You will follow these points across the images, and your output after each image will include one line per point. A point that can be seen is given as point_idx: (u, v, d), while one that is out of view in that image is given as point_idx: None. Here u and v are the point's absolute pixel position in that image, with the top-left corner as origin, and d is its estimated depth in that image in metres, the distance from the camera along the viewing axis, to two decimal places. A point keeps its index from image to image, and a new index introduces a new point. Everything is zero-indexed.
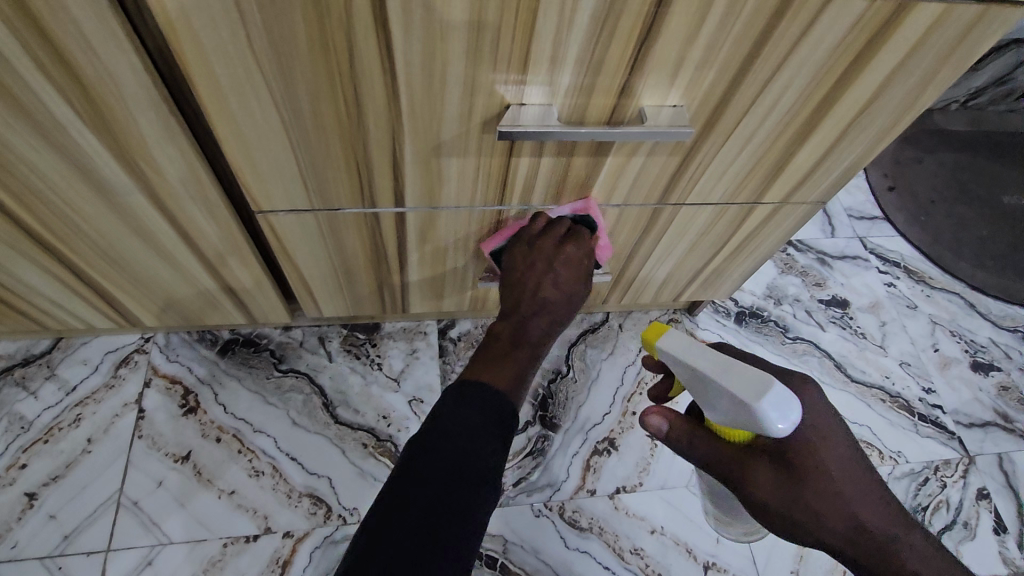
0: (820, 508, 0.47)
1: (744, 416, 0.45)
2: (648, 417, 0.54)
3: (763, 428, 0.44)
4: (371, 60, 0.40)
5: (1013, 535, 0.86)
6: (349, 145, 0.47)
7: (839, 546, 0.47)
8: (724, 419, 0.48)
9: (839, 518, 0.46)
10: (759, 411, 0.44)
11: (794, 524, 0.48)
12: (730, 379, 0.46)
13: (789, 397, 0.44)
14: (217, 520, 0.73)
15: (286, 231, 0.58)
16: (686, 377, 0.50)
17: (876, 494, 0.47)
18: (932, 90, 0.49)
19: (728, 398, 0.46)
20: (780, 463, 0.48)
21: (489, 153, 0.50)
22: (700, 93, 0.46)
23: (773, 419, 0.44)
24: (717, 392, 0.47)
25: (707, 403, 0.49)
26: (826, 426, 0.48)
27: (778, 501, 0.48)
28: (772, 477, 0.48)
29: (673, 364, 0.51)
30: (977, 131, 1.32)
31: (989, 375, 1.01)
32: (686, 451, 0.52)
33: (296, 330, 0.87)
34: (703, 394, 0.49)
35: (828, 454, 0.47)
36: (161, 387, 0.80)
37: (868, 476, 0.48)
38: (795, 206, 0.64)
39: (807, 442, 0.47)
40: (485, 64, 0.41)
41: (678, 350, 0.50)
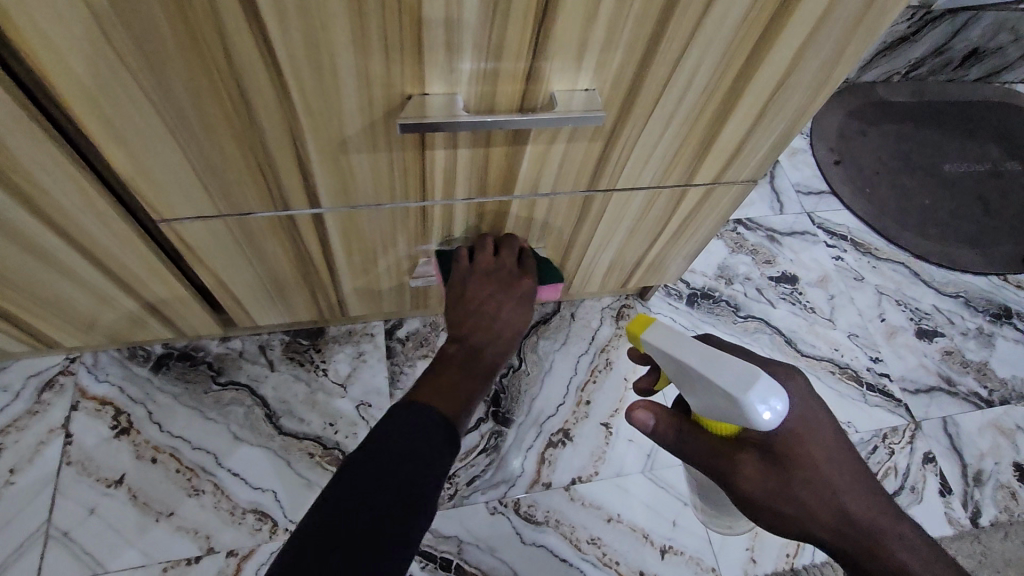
0: (810, 503, 0.47)
1: (732, 411, 0.47)
2: (635, 411, 0.52)
3: (752, 422, 0.46)
4: (250, 53, 0.37)
5: (957, 495, 0.88)
6: (246, 145, 0.44)
7: (826, 537, 0.48)
8: (710, 413, 0.49)
9: (828, 510, 0.47)
10: (748, 404, 0.45)
11: (781, 518, 0.48)
12: (719, 373, 0.46)
13: (775, 387, 0.46)
14: (155, 545, 0.70)
15: (196, 240, 0.54)
16: (673, 371, 0.51)
17: (864, 487, 0.48)
18: (845, 63, 0.49)
19: (715, 392, 0.47)
20: (769, 454, 0.48)
21: (401, 147, 0.48)
22: (611, 75, 0.45)
23: (762, 412, 0.45)
24: (703, 386, 0.48)
25: (694, 398, 0.50)
26: (815, 415, 0.49)
27: (765, 494, 0.48)
28: (760, 470, 0.48)
29: (660, 357, 0.52)
30: (919, 101, 1.34)
31: (934, 341, 1.03)
32: (672, 444, 0.52)
33: (234, 340, 0.84)
34: (690, 388, 0.50)
35: (818, 446, 0.47)
36: (90, 409, 0.76)
37: (857, 468, 0.48)
38: (727, 185, 0.63)
39: (796, 433, 0.47)
40: (377, 52, 0.39)
41: (664, 343, 0.51)
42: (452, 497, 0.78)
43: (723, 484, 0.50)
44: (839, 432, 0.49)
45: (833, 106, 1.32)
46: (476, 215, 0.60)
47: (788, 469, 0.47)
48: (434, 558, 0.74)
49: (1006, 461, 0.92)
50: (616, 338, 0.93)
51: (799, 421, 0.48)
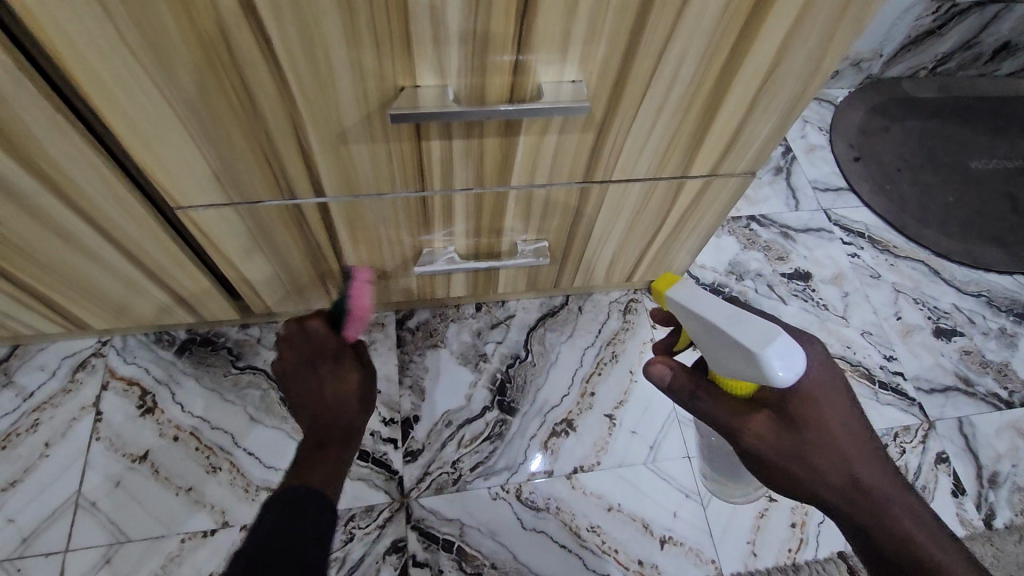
0: (820, 466, 0.48)
1: (750, 366, 0.47)
2: (653, 364, 0.55)
3: (768, 377, 0.46)
4: (250, 48, 0.40)
5: (971, 496, 0.86)
6: (251, 135, 0.47)
7: (832, 501, 0.50)
8: (732, 372, 0.50)
9: (841, 480, 0.48)
10: (764, 358, 0.45)
11: (788, 476, 0.50)
12: (738, 329, 0.47)
13: (794, 347, 0.46)
14: (174, 517, 0.74)
15: (213, 227, 0.58)
16: (699, 331, 0.52)
17: (875, 455, 0.49)
18: (832, 53, 0.49)
19: (734, 348, 0.48)
20: (783, 415, 0.49)
21: (398, 137, 0.50)
22: (596, 68, 0.47)
23: (780, 368, 0.45)
24: (723, 342, 0.49)
25: (717, 358, 0.51)
26: (832, 382, 0.49)
27: (776, 454, 0.50)
28: (773, 431, 0.49)
29: (685, 316, 0.53)
30: (946, 96, 1.31)
31: (952, 340, 1.01)
32: (683, 401, 0.54)
33: (253, 327, 0.88)
34: (712, 347, 0.51)
35: (835, 413, 0.48)
36: (118, 389, 0.81)
37: (869, 436, 0.50)
38: (725, 178, 0.64)
39: (813, 397, 0.48)
40: (368, 46, 0.41)
41: (690, 302, 0.52)
42: (456, 482, 0.80)
43: (732, 439, 0.52)
44: (855, 399, 0.50)
45: (853, 102, 1.30)
46: (475, 206, 0.62)
47: (801, 432, 0.48)
48: (437, 539, 0.76)
49: None
50: (623, 332, 0.94)
51: (816, 384, 0.48)
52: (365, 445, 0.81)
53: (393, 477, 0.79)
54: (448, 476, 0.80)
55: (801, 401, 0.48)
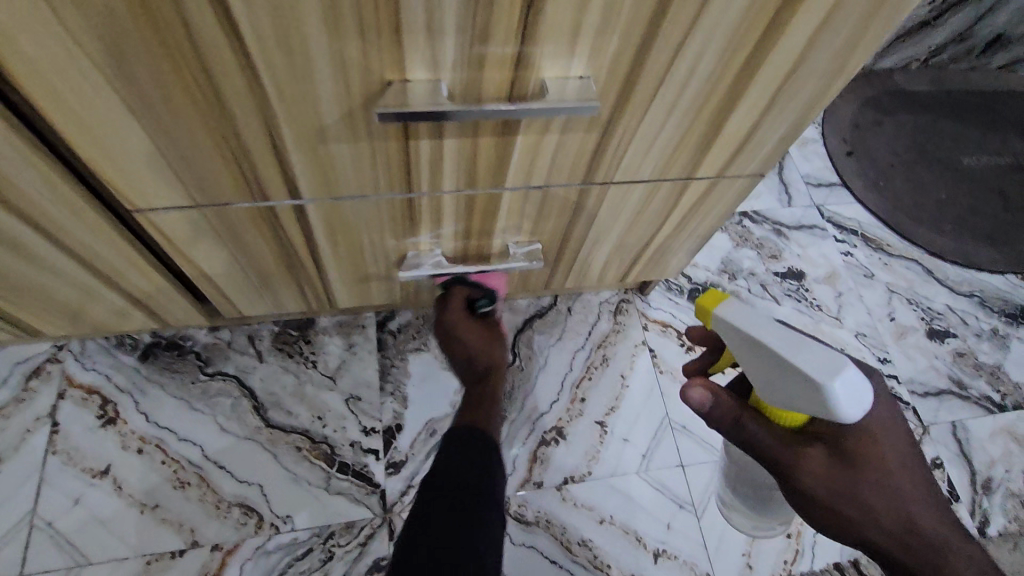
0: (876, 507, 0.45)
1: (812, 397, 0.44)
2: (689, 390, 0.50)
3: (834, 411, 0.43)
4: (215, 35, 0.35)
5: (965, 503, 0.85)
6: (218, 132, 0.42)
7: (888, 548, 0.46)
8: (784, 401, 0.46)
9: (897, 523, 0.45)
10: (833, 393, 0.42)
11: (840, 520, 0.46)
12: (803, 358, 0.44)
13: (861, 382, 0.43)
14: (140, 537, 0.69)
15: (175, 230, 0.52)
16: (750, 351, 0.48)
17: (935, 501, 0.46)
18: (860, 51, 0.45)
19: (796, 378, 0.44)
20: (838, 451, 0.46)
21: (383, 136, 0.45)
22: (606, 63, 0.42)
23: (848, 402, 0.42)
24: (783, 370, 0.45)
25: (767, 385, 0.47)
26: (891, 418, 0.46)
27: (830, 494, 0.46)
28: (828, 467, 0.46)
29: (733, 338, 0.49)
30: (940, 89, 1.29)
31: (945, 342, 1.00)
32: (726, 430, 0.50)
33: (222, 330, 0.82)
34: (764, 371, 0.47)
35: (895, 452, 0.45)
36: (77, 397, 0.75)
37: (927, 480, 0.46)
38: (731, 180, 0.60)
39: (871, 433, 0.45)
40: (352, 34, 0.36)
41: (746, 323, 0.48)
42: None
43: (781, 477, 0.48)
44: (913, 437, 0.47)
45: (848, 94, 1.27)
46: (465, 208, 0.58)
47: (857, 468, 0.45)
48: None
49: (1017, 469, 0.89)
50: (613, 334, 0.90)
51: (873, 420, 0.46)
52: (344, 457, 0.76)
53: (375, 491, 0.75)
54: None
55: (858, 435, 0.46)
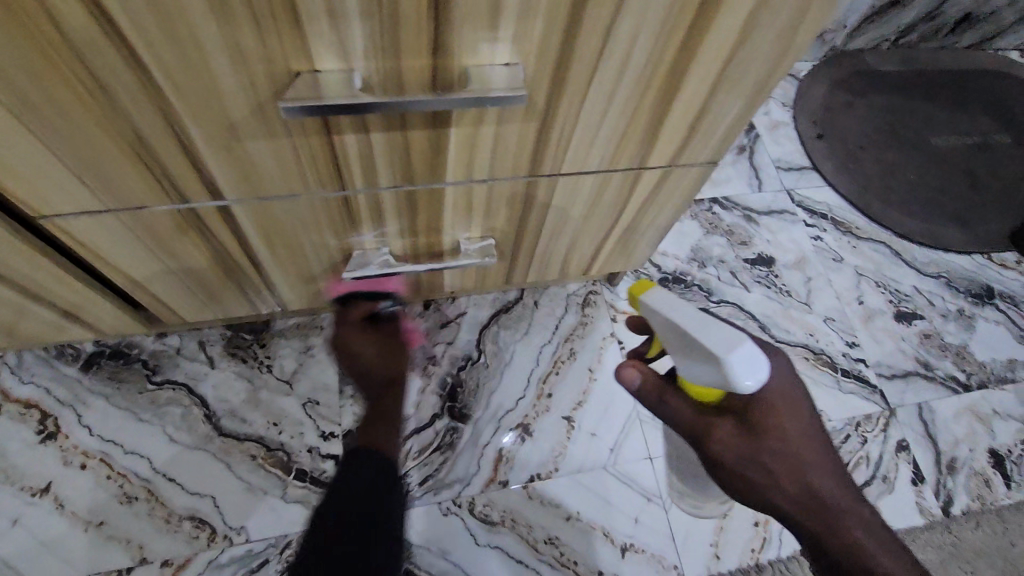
0: (778, 471, 0.46)
1: (714, 371, 0.45)
2: (624, 369, 0.54)
3: (731, 384, 0.44)
4: (87, 26, 0.31)
5: (930, 484, 0.85)
6: (116, 134, 0.39)
7: (790, 510, 0.47)
8: (697, 378, 0.47)
9: (798, 487, 0.46)
10: (727, 364, 0.43)
11: (746, 483, 0.47)
12: (704, 333, 0.45)
13: (757, 356, 0.44)
14: (84, 556, 0.66)
15: (91, 237, 0.49)
16: (667, 329, 0.49)
17: (834, 464, 0.47)
18: (804, 32, 0.44)
19: (698, 352, 0.45)
20: (745, 419, 0.47)
21: (301, 131, 0.42)
22: (534, 47, 0.39)
23: (743, 374, 0.43)
24: (689, 346, 0.46)
25: (683, 362, 0.48)
26: (794, 386, 0.47)
27: (736, 460, 0.47)
28: (736, 435, 0.47)
29: (654, 320, 0.50)
30: (910, 69, 1.28)
31: (913, 324, 1.00)
32: (652, 405, 0.53)
33: (172, 336, 0.79)
34: (679, 348, 0.48)
35: (796, 421, 0.46)
36: (14, 413, 0.71)
37: (828, 445, 0.47)
38: (685, 168, 0.58)
39: (775, 401, 0.46)
40: (244, 22, 0.33)
41: (662, 306, 0.49)
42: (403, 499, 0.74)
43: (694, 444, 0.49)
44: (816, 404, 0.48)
45: (818, 76, 1.26)
46: (408, 205, 0.55)
47: (761, 435, 0.46)
48: None
49: (981, 448, 0.89)
50: (581, 327, 0.89)
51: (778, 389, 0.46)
52: (302, 464, 0.73)
53: None
54: None
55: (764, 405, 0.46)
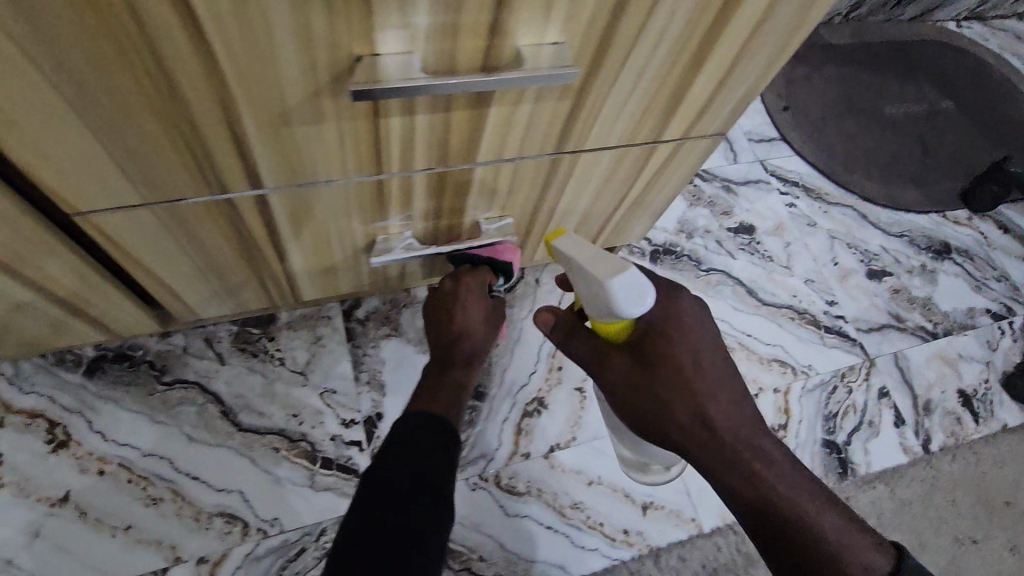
0: (673, 404, 0.53)
1: (604, 299, 0.52)
2: (539, 314, 0.61)
3: (615, 306, 0.51)
4: (162, 14, 0.31)
5: (909, 425, 0.93)
6: (168, 122, 0.38)
7: (687, 440, 0.53)
8: (594, 311, 0.54)
9: (693, 419, 0.53)
10: (611, 288, 0.50)
11: (646, 412, 0.55)
12: (595, 265, 0.52)
13: (639, 282, 0.50)
14: (115, 561, 0.65)
15: (121, 232, 0.48)
16: (571, 271, 0.56)
17: (732, 402, 0.53)
18: (818, 6, 0.47)
19: (591, 283, 0.52)
20: (640, 358, 0.54)
21: (351, 117, 0.43)
22: (581, 27, 0.41)
23: (625, 296, 0.50)
24: (586, 280, 0.53)
25: (584, 299, 0.55)
26: (694, 332, 0.54)
27: (633, 390, 0.55)
28: (631, 367, 0.55)
29: (562, 264, 0.57)
30: (860, 42, 1.36)
31: (883, 281, 1.07)
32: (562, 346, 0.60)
33: (176, 335, 0.77)
34: (578, 285, 0.55)
35: (692, 360, 0.53)
36: (19, 425, 0.69)
37: (728, 386, 0.54)
38: (696, 140, 0.61)
39: (669, 341, 0.53)
40: (318, 8, 0.33)
41: (565, 248, 0.56)
42: None
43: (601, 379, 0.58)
44: (718, 349, 0.55)
45: None
46: (437, 186, 0.56)
47: (654, 369, 0.53)
48: None
49: (951, 388, 0.98)
50: None
51: (678, 334, 0.53)
52: (327, 452, 0.74)
53: None
54: None
55: (658, 343, 0.53)
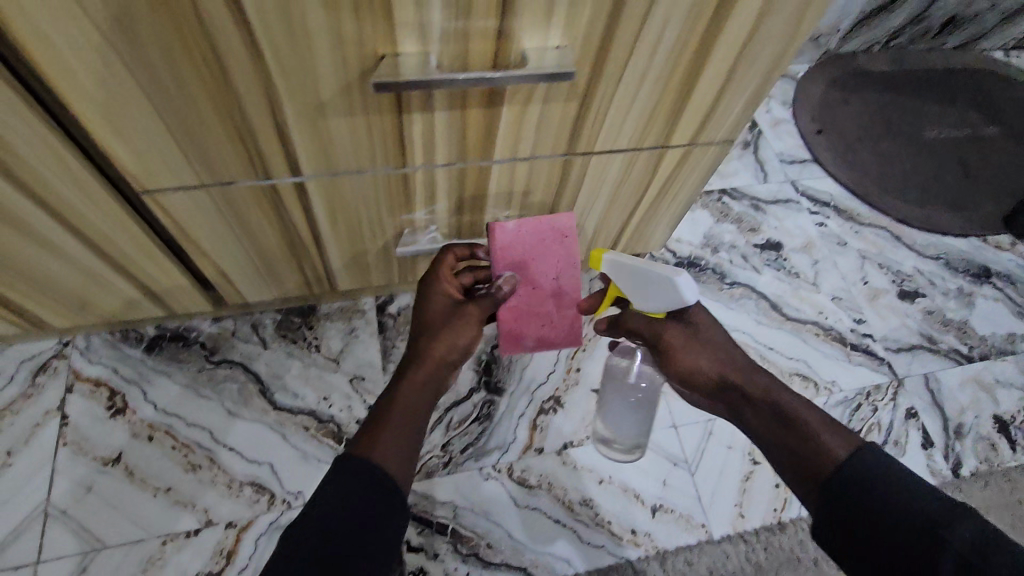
0: (709, 352, 0.60)
1: (670, 292, 0.56)
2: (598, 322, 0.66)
3: (682, 295, 0.55)
4: (220, 12, 0.38)
5: (939, 448, 0.91)
6: (221, 108, 0.45)
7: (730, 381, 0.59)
8: (657, 302, 0.58)
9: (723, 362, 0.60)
10: (678, 283, 0.54)
11: (695, 369, 0.60)
12: (654, 268, 0.56)
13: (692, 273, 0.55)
14: (154, 519, 0.71)
15: (181, 211, 0.55)
16: (620, 276, 0.61)
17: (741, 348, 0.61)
18: (811, 17, 0.50)
19: (655, 282, 0.57)
20: (684, 325, 0.60)
21: (377, 111, 0.48)
22: (580, 32, 0.46)
23: (687, 286, 0.55)
24: (649, 281, 0.57)
25: (642, 295, 0.59)
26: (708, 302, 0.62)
27: (684, 350, 0.60)
28: (681, 334, 0.60)
29: (616, 274, 0.61)
30: (900, 68, 1.36)
31: (915, 302, 1.05)
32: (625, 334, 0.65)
33: (226, 320, 0.85)
34: (637, 286, 0.59)
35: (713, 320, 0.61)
36: (85, 391, 0.77)
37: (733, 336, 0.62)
38: (704, 147, 0.64)
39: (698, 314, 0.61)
40: (347, 10, 0.40)
41: (617, 262, 0.60)
42: (447, 465, 0.79)
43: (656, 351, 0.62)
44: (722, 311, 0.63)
45: (813, 76, 1.33)
46: (458, 182, 0.61)
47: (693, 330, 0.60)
48: (430, 523, 0.76)
49: (986, 414, 0.95)
50: None
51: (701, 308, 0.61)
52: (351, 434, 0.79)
53: None
54: (438, 460, 0.80)
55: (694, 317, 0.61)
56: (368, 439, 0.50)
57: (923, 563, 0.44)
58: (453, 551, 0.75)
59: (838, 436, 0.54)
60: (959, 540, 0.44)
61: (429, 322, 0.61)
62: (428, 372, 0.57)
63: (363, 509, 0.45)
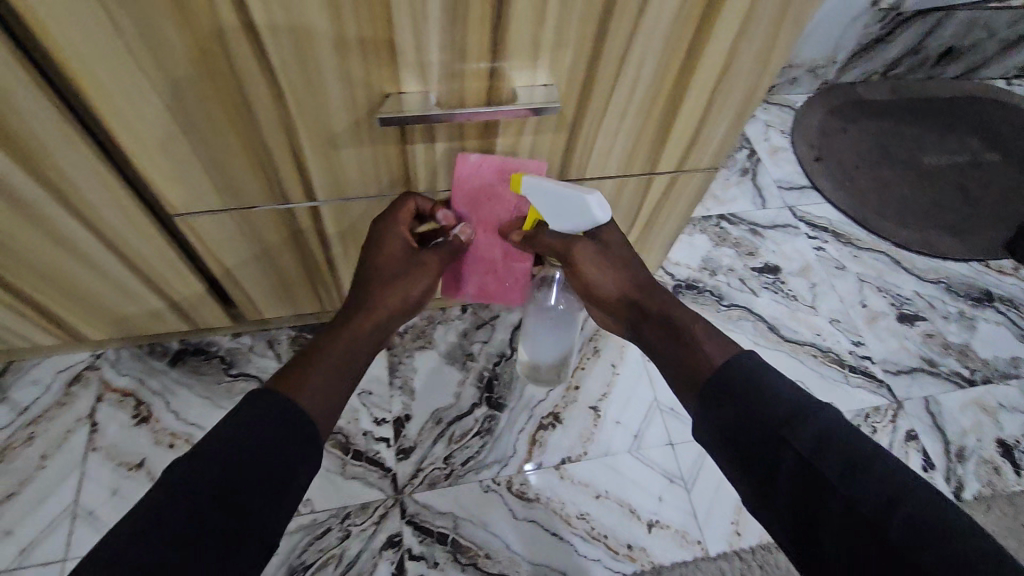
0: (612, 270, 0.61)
1: (586, 213, 0.54)
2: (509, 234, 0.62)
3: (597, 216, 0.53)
4: (248, 61, 0.44)
5: (940, 471, 0.91)
6: (246, 142, 0.51)
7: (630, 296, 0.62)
8: (572, 223, 0.56)
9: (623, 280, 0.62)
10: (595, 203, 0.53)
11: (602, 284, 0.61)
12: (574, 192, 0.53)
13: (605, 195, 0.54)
14: None
15: (208, 233, 0.61)
16: (538, 201, 0.55)
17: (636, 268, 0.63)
18: (778, 55, 0.55)
19: (574, 205, 0.53)
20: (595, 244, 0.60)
21: (384, 142, 0.54)
22: (565, 72, 0.51)
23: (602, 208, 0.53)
24: (568, 205, 0.54)
25: (557, 216, 0.56)
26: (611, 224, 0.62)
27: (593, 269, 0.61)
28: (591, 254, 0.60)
29: (535, 198, 0.55)
30: (898, 97, 1.39)
31: (915, 325, 1.06)
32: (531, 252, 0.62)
33: (245, 335, 0.90)
34: (552, 208, 0.55)
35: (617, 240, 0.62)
36: (113, 400, 0.83)
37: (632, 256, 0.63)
38: (690, 174, 0.68)
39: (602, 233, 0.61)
40: (356, 56, 0.46)
41: (537, 185, 0.55)
42: (448, 477, 0.83)
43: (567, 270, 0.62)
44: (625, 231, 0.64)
45: (812, 106, 1.37)
46: None
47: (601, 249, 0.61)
48: (431, 533, 0.78)
49: (988, 437, 0.95)
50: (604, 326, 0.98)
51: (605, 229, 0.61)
52: (358, 445, 0.84)
53: (386, 474, 0.82)
54: (440, 471, 0.83)
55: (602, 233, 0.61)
56: (294, 379, 0.51)
57: (764, 450, 0.48)
58: (453, 561, 0.77)
59: (715, 342, 0.56)
60: (802, 441, 0.46)
61: (381, 273, 0.58)
62: (373, 323, 0.57)
63: (268, 453, 0.46)
